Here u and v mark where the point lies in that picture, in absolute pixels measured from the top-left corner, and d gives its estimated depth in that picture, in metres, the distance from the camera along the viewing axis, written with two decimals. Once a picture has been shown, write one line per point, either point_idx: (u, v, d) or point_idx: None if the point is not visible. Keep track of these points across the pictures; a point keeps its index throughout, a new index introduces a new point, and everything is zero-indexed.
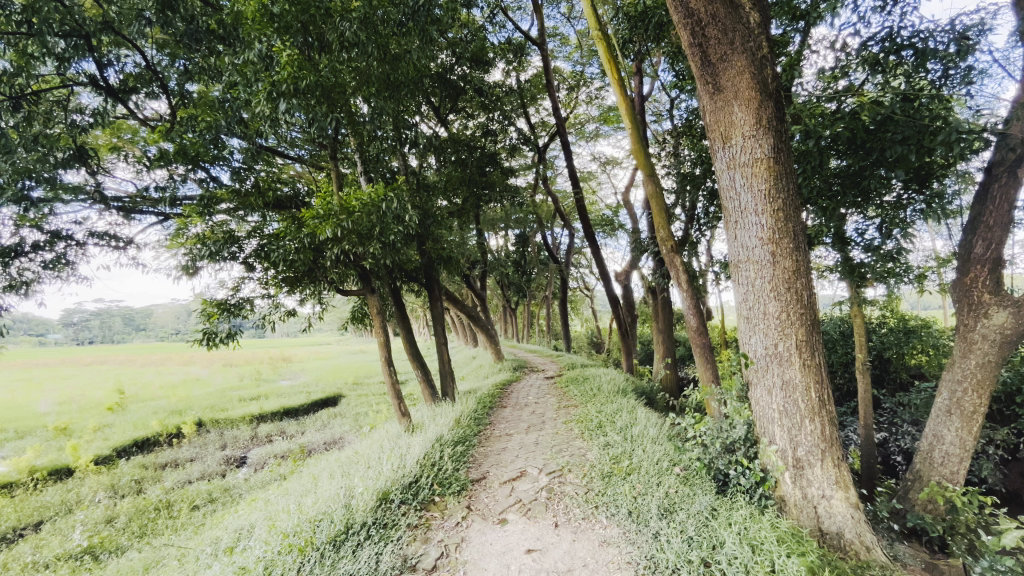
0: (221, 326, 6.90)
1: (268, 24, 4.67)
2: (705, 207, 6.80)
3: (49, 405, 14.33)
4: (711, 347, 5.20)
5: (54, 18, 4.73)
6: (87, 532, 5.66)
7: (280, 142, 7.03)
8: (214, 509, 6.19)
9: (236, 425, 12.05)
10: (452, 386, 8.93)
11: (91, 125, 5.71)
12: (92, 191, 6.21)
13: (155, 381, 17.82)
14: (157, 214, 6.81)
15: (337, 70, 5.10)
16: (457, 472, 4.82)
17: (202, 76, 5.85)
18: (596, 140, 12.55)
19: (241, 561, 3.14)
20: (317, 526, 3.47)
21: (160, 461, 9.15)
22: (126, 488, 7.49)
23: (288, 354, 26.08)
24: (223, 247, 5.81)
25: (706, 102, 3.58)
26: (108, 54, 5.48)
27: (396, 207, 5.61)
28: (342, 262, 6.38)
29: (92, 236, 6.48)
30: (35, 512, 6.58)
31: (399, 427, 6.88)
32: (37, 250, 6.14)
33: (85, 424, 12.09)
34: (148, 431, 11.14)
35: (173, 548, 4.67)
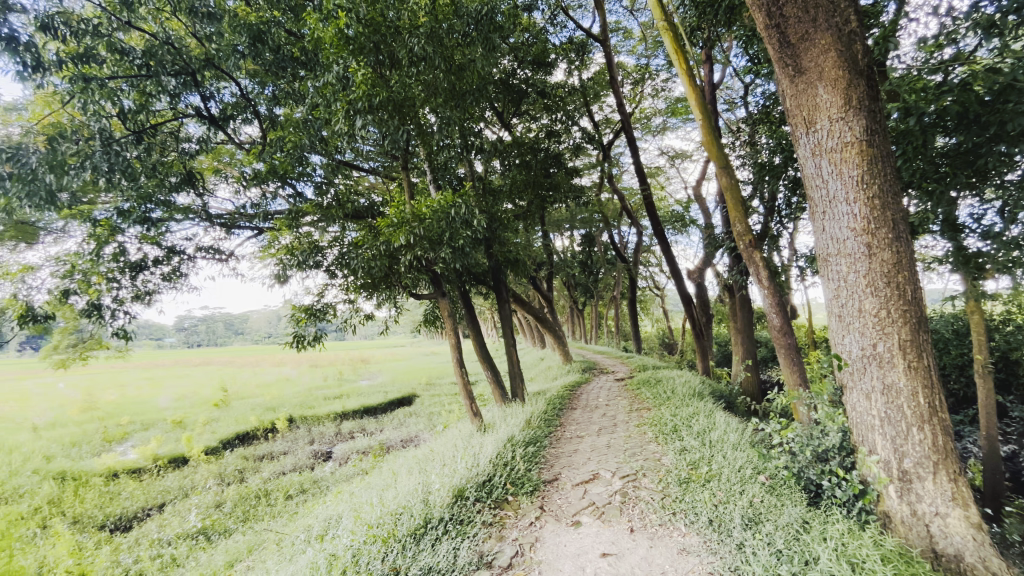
0: (308, 330, 7.45)
1: (344, 47, 4.94)
2: (786, 198, 6.36)
3: (167, 401, 16.24)
4: (797, 348, 4.83)
5: (167, 61, 5.50)
6: (200, 514, 6.34)
7: (356, 156, 7.47)
8: (305, 499, 6.68)
9: (322, 422, 12.96)
10: (521, 387, 9.00)
11: (197, 152, 6.41)
12: (199, 211, 6.94)
13: (252, 380, 19.60)
14: (252, 228, 7.47)
15: (406, 85, 5.32)
16: (529, 473, 4.85)
17: (287, 100, 6.32)
18: (663, 134, 12.11)
19: (331, 548, 3.37)
20: (398, 519, 3.64)
21: (258, 453, 10.05)
22: (231, 476, 8.31)
23: (367, 356, 27.63)
24: (309, 257, 6.26)
25: (786, 86, 3.35)
26: (209, 87, 6.07)
27: (464, 212, 5.75)
28: (415, 268, 6.67)
29: (200, 251, 7.25)
30: (159, 495, 7.47)
31: (471, 427, 7.04)
32: (157, 264, 6.96)
33: (197, 418, 13.56)
34: (248, 425, 12.29)
35: (272, 533, 5.11)
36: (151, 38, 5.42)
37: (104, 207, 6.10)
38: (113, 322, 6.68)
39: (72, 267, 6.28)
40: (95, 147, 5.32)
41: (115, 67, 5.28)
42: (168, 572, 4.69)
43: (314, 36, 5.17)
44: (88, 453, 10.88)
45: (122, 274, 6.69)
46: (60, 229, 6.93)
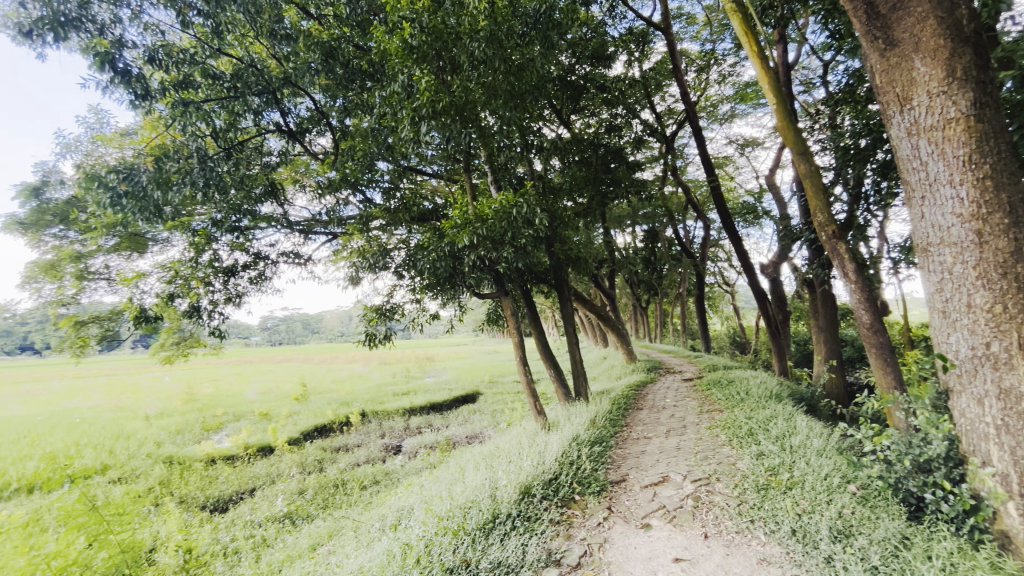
0: (379, 329, 7.82)
1: (408, 56, 5.13)
2: (875, 183, 5.83)
3: (255, 394, 17.70)
4: (891, 347, 4.41)
5: (252, 81, 5.92)
6: (286, 500, 6.84)
7: (420, 161, 7.72)
8: (378, 490, 7.02)
9: (392, 417, 13.54)
10: (585, 386, 8.91)
11: (278, 164, 6.90)
12: (280, 219, 7.49)
13: (327, 376, 20.85)
14: (327, 234, 7.95)
15: (467, 89, 5.43)
16: (596, 472, 4.79)
17: (356, 111, 6.62)
18: (732, 121, 11.48)
19: (405, 537, 3.52)
20: (467, 513, 3.74)
21: (335, 445, 10.68)
22: (312, 466, 8.91)
23: (432, 354, 28.56)
24: (379, 259, 6.56)
25: (876, 62, 3.09)
26: (287, 103, 6.51)
27: (526, 211, 5.76)
28: (478, 267, 6.81)
29: (282, 256, 7.81)
30: (250, 481, 8.15)
31: (535, 425, 7.07)
32: (245, 269, 7.59)
33: (281, 411, 14.65)
34: (325, 418, 13.11)
35: (350, 521, 5.42)
36: (238, 62, 5.90)
37: (201, 219, 6.73)
38: (210, 322, 7.37)
39: (175, 273, 7.00)
40: (193, 165, 5.89)
41: (208, 90, 5.80)
42: (260, 551, 5.11)
43: (380, 48, 5.41)
44: (191, 440, 12.09)
45: (217, 278, 7.36)
46: (164, 239, 7.74)
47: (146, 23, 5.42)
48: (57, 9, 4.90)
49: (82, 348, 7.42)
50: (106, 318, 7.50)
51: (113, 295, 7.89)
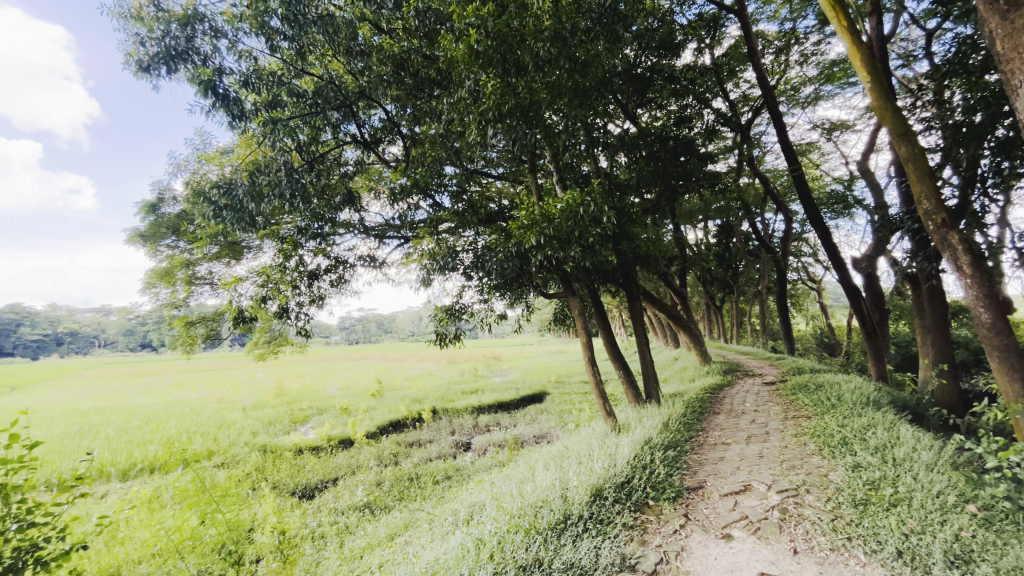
0: (450, 328, 8.11)
1: (474, 61, 5.25)
2: (993, 163, 5.16)
3: (336, 388, 18.92)
4: (1018, 350, 3.88)
5: (330, 97, 6.29)
6: (365, 490, 7.23)
7: (485, 163, 7.84)
8: (450, 484, 7.24)
9: (461, 414, 13.91)
10: (656, 388, 8.63)
11: (354, 173, 7.30)
12: (358, 225, 7.94)
13: (400, 374, 21.82)
14: (400, 237, 8.31)
15: (533, 90, 5.44)
16: (671, 478, 4.62)
17: (424, 119, 6.86)
18: (817, 104, 10.61)
19: (477, 532, 3.61)
20: (539, 512, 3.76)
21: (409, 439, 11.14)
22: (388, 459, 9.37)
23: (498, 353, 28.96)
24: (449, 261, 6.76)
25: (997, 26, 2.74)
26: (362, 115, 6.89)
27: (593, 209, 5.67)
28: (545, 267, 6.82)
29: (359, 260, 8.27)
30: (334, 470, 8.72)
31: (605, 426, 6.96)
32: (327, 272, 8.13)
33: (359, 406, 15.53)
34: (400, 414, 13.72)
35: (424, 513, 5.64)
36: (318, 79, 6.31)
37: (288, 227, 7.30)
38: (297, 322, 7.97)
39: (267, 278, 7.54)
40: (282, 177, 6.37)
41: (294, 108, 6.25)
42: (344, 537, 5.46)
43: (447, 56, 5.57)
44: (281, 431, 13.14)
45: (302, 281, 7.95)
46: (257, 246, 8.48)
47: (240, 51, 5.94)
48: (169, 44, 5.53)
49: (191, 345, 8.31)
50: (210, 319, 8.35)
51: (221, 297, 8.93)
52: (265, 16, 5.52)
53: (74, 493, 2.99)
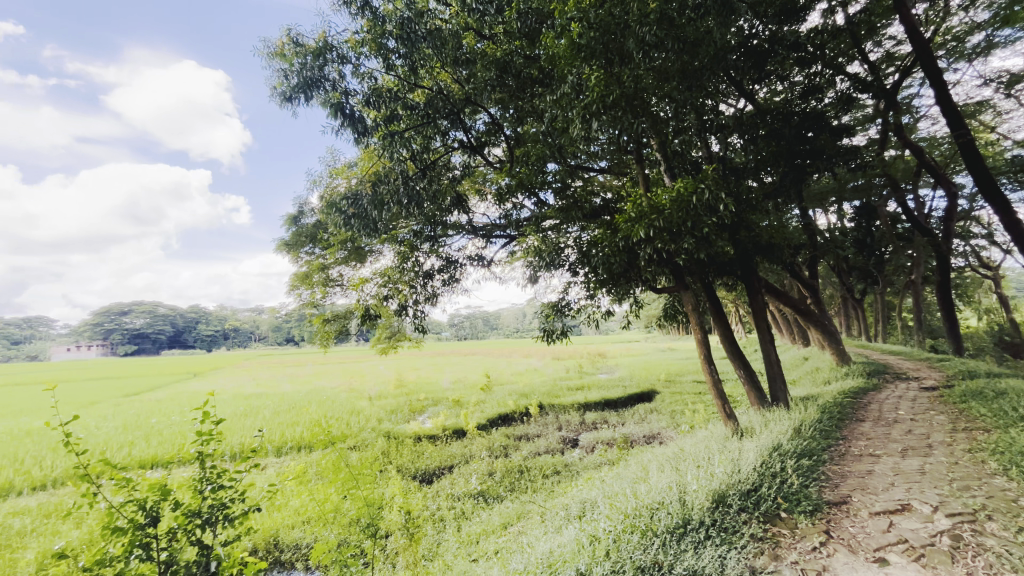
0: (556, 324, 8.16)
1: (576, 55, 5.22)
2: None
3: (448, 381, 20.04)
4: None
5: (440, 106, 6.65)
6: (479, 479, 7.56)
7: (588, 158, 7.73)
8: (559, 479, 7.29)
9: (568, 411, 13.92)
10: (783, 390, 7.86)
11: (462, 176, 7.65)
12: (467, 226, 8.33)
13: (507, 369, 22.47)
14: (506, 236, 8.55)
15: (638, 77, 5.22)
16: (807, 489, 4.18)
17: (528, 118, 6.97)
18: (990, 54, 8.82)
19: (591, 529, 3.61)
20: (655, 514, 3.65)
21: (517, 433, 11.44)
22: (499, 450, 9.71)
23: (603, 350, 28.43)
24: (555, 257, 6.79)
25: None
26: (469, 120, 7.22)
27: (708, 197, 5.33)
28: (655, 261, 6.56)
29: (468, 260, 8.67)
30: (449, 458, 9.27)
31: (725, 430, 6.51)
32: (440, 272, 8.63)
33: (470, 398, 16.30)
34: (508, 408, 14.14)
35: (536, 505, 5.77)
36: (429, 91, 6.72)
37: (405, 231, 7.89)
38: (414, 318, 8.58)
39: (389, 278, 8.23)
40: (399, 183, 6.85)
41: (408, 120, 6.67)
42: (461, 521, 5.79)
43: (549, 53, 5.63)
44: (402, 419, 14.27)
45: (418, 281, 8.54)
46: (377, 250, 9.27)
47: (362, 73, 6.53)
48: (306, 75, 6.23)
49: (327, 340, 9.35)
50: (341, 316, 9.33)
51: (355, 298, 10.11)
52: (383, 38, 5.98)
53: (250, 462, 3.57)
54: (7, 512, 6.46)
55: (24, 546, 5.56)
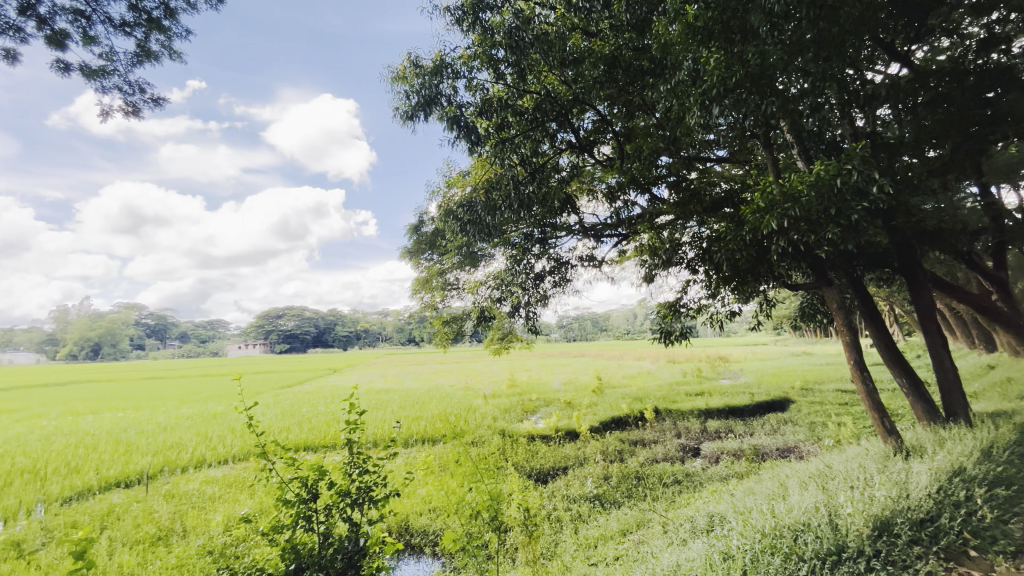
0: (676, 325, 7.71)
1: (692, 39, 4.93)
2: None
3: (559, 381, 20.07)
4: None
5: (549, 110, 6.72)
6: (595, 482, 7.44)
7: (705, 147, 7.26)
8: (681, 489, 6.89)
9: (687, 418, 13.12)
10: (961, 404, 6.66)
11: (570, 177, 7.60)
12: (577, 227, 8.30)
13: (619, 371, 21.90)
14: (617, 234, 8.34)
15: (765, 53, 4.74)
16: (1006, 526, 3.44)
17: (639, 111, 6.73)
18: None
19: (722, 545, 3.37)
20: (800, 537, 3.30)
21: (632, 437, 11.08)
22: (613, 454, 9.49)
23: (724, 354, 26.36)
24: (672, 254, 6.41)
25: None
26: (577, 120, 7.18)
27: (857, 180, 4.68)
28: (789, 254, 5.94)
29: (579, 260, 8.62)
30: (563, 459, 9.27)
31: (882, 448, 5.71)
32: (550, 274, 8.67)
33: (582, 400, 16.17)
34: (621, 411, 13.76)
35: (656, 516, 5.50)
36: (537, 96, 6.81)
37: (517, 234, 8.09)
38: (527, 320, 8.72)
39: (502, 281, 8.50)
40: (510, 188, 6.98)
41: (518, 125, 6.79)
42: (578, 523, 5.76)
43: (661, 42, 5.41)
44: (515, 418, 14.63)
45: (530, 282, 8.53)
46: (489, 254, 9.63)
47: (474, 85, 6.83)
48: (424, 93, 6.68)
49: (447, 340, 9.91)
50: (458, 317, 9.85)
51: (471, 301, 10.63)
52: (492, 49, 6.19)
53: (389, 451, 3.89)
54: (202, 481, 7.87)
55: (213, 508, 6.70)
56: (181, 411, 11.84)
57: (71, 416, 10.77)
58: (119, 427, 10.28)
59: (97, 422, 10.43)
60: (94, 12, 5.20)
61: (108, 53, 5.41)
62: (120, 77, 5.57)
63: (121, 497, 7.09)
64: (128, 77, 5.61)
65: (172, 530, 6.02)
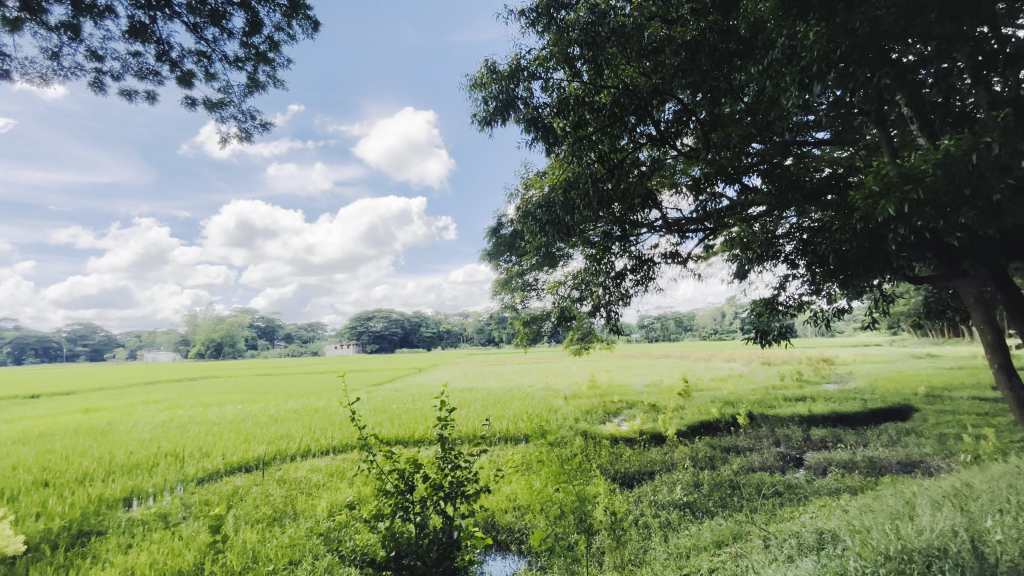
0: (774, 325, 7.24)
1: (789, 12, 4.51)
2: None
3: (641, 382, 19.46)
4: None
5: (627, 103, 6.56)
6: (684, 489, 7.10)
7: (803, 129, 6.67)
8: (785, 501, 6.37)
9: (786, 425, 12.12)
10: None
11: (651, 172, 7.20)
12: (660, 223, 8.00)
13: (706, 371, 20.74)
14: (703, 229, 7.93)
15: (877, 17, 4.21)
16: None
17: (725, 97, 6.33)
18: None
19: (837, 566, 3.12)
20: (935, 566, 2.96)
21: (723, 443, 10.44)
22: (704, 461, 9.00)
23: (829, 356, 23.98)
24: (769, 249, 5.98)
25: None
26: (657, 112, 6.94)
27: (1000, 155, 4.01)
28: (910, 243, 5.29)
29: (662, 257, 8.31)
30: (650, 463, 8.97)
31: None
32: (632, 272, 8.43)
33: (667, 403, 15.53)
34: (711, 415, 13.02)
35: (754, 528, 5.14)
36: (614, 90, 6.67)
37: (597, 233, 7.98)
38: (609, 319, 8.35)
39: (582, 281, 8.43)
40: (586, 186, 6.63)
41: (596, 122, 6.70)
42: (668, 531, 5.54)
43: (751, 21, 5.04)
44: (597, 420, 14.40)
45: (611, 282, 8.31)
46: (568, 254, 9.58)
47: (550, 85, 6.84)
48: (500, 97, 6.80)
49: (527, 341, 10.01)
50: (538, 318, 9.89)
51: (550, 300, 10.64)
52: (568, 48, 6.15)
53: (478, 447, 4.01)
54: (308, 469, 8.63)
55: (320, 493, 7.32)
56: (289, 405, 13.07)
57: (202, 408, 12.35)
58: (239, 418, 11.60)
59: (222, 413, 11.86)
60: (214, 52, 5.94)
61: (225, 87, 6.14)
62: (235, 107, 6.30)
63: (243, 480, 8.00)
64: (241, 106, 6.34)
65: (285, 511, 6.69)
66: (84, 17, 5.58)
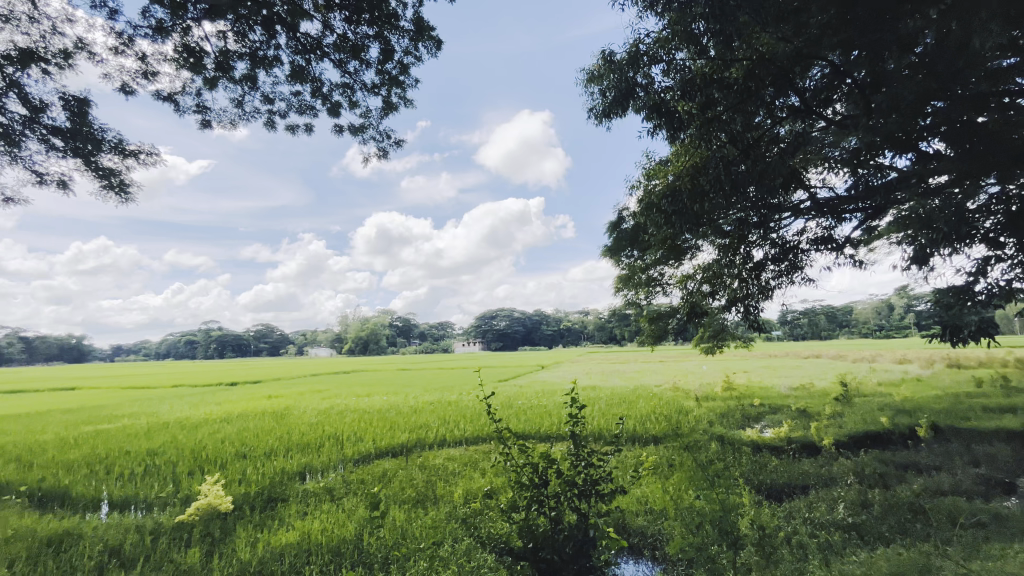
0: (970, 320, 6.00)
1: None
2: None
3: (787, 384, 17.43)
4: None
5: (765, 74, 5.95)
6: (848, 509, 6.16)
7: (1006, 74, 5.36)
8: (992, 534, 5.18)
9: (989, 440, 9.84)
10: None
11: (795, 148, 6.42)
12: (808, 205, 7.08)
13: (871, 373, 17.79)
14: (864, 207, 6.84)
15: None
16: None
17: None
18: None
19: None
20: None
21: (898, 459, 8.86)
22: (872, 477, 7.74)
23: None
24: (960, 227, 4.94)
25: None
26: (801, 77, 6.18)
27: None
28: None
29: (813, 243, 7.34)
30: (801, 476, 7.97)
31: None
32: (775, 261, 7.57)
33: (820, 410, 13.67)
34: (880, 425, 11.13)
35: (947, 563, 4.27)
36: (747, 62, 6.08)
37: (731, 220, 7.33)
38: (749, 315, 7.61)
39: (715, 273, 7.82)
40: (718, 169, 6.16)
41: (727, 100, 6.19)
42: (831, 555, 4.84)
43: None
44: (734, 424, 13.25)
45: (750, 273, 7.57)
46: (697, 245, 8.95)
47: (672, 67, 6.47)
48: (619, 87, 6.59)
49: (653, 339, 9.57)
50: (665, 314, 9.39)
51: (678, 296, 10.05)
52: (691, 24, 5.72)
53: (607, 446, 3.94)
54: (445, 457, 9.29)
55: (456, 481, 7.83)
56: (426, 397, 14.24)
57: (355, 398, 14.02)
58: (385, 407, 12.94)
59: (371, 403, 13.34)
60: (356, 82, 6.70)
61: (365, 112, 6.90)
62: (374, 128, 7.05)
63: (390, 463, 8.90)
64: (379, 127, 7.06)
65: (426, 495, 7.27)
66: (259, 68, 6.70)
